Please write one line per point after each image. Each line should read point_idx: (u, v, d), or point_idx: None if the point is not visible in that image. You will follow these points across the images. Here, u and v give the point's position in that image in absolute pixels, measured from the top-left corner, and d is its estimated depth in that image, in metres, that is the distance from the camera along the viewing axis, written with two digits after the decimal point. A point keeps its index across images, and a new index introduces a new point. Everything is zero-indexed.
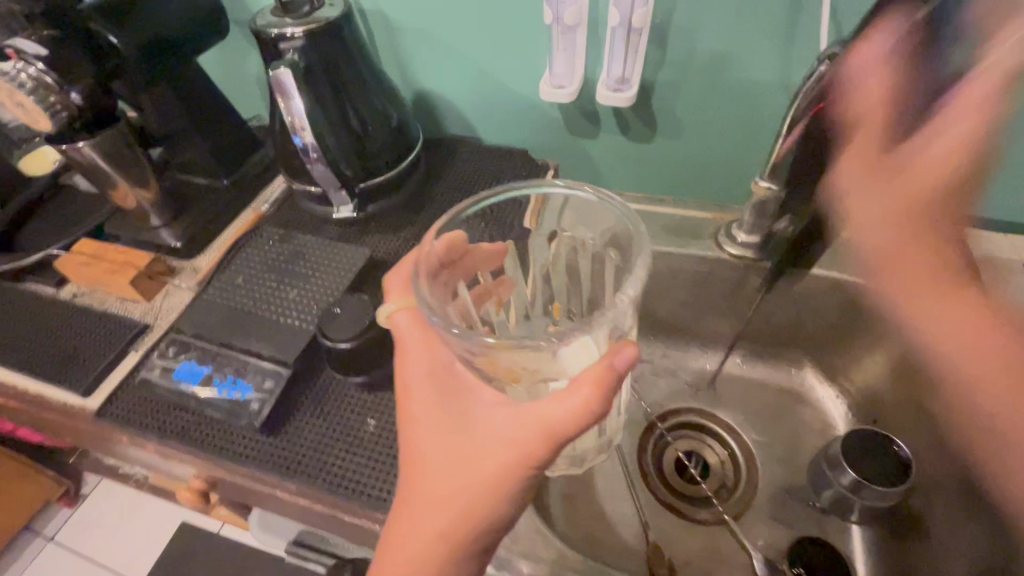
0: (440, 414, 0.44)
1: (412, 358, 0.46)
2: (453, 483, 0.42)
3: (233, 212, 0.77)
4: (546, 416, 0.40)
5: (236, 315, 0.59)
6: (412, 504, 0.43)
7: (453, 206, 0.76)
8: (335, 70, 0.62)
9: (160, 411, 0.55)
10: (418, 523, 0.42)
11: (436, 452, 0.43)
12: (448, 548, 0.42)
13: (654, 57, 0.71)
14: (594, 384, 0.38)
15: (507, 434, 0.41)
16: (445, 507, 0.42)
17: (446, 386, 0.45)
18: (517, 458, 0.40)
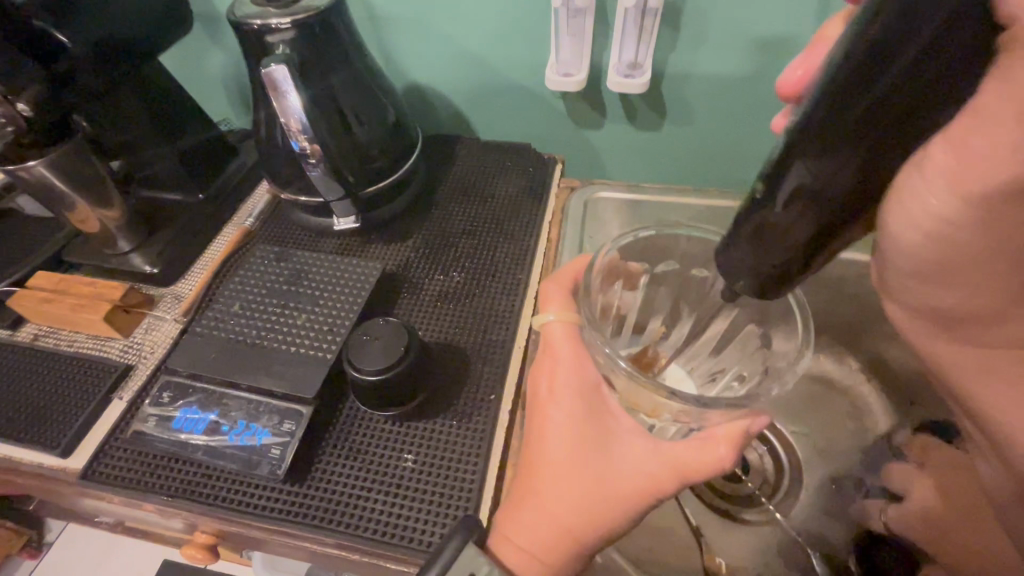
0: (580, 425, 0.44)
1: (563, 369, 0.46)
2: (572, 504, 0.42)
3: (213, 229, 0.69)
4: (683, 461, 0.41)
5: (237, 349, 0.52)
6: (533, 503, 0.43)
7: (460, 207, 0.70)
8: (330, 66, 0.55)
9: (160, 465, 0.48)
10: (517, 534, 0.42)
11: (564, 469, 0.43)
12: (541, 569, 0.41)
13: (666, 40, 0.67)
14: (732, 444, 0.40)
15: (647, 467, 0.42)
16: (554, 525, 0.41)
17: (591, 405, 0.45)
18: (644, 493, 0.41)
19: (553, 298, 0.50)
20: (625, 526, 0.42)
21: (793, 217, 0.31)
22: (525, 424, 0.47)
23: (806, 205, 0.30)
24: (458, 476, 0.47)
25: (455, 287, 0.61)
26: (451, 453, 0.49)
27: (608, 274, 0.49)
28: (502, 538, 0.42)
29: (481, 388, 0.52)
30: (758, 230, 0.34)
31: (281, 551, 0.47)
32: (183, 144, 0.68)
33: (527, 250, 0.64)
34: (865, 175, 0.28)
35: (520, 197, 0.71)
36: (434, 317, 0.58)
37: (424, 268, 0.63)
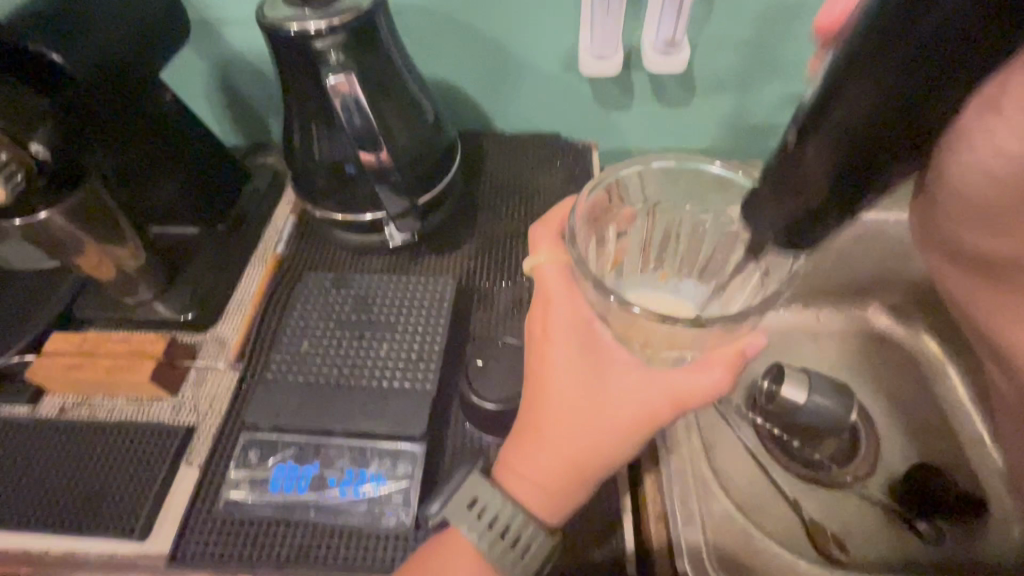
0: (579, 361, 0.41)
1: (554, 303, 0.43)
2: (575, 438, 0.40)
3: (241, 261, 0.62)
4: (679, 388, 0.39)
5: (322, 390, 0.47)
6: (537, 441, 0.40)
7: (507, 207, 0.67)
8: (378, 68, 0.50)
9: (260, 534, 0.43)
10: (523, 468, 0.40)
11: (571, 406, 0.40)
12: (552, 501, 0.40)
13: (699, 14, 0.66)
14: (727, 366, 0.38)
15: (644, 396, 0.39)
16: (559, 458, 0.40)
17: (586, 338, 0.42)
18: (646, 424, 0.39)
19: (543, 238, 0.46)
20: (630, 454, 0.41)
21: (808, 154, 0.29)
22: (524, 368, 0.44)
23: (838, 138, 0.27)
24: None
25: (527, 293, 0.58)
26: None
27: (596, 214, 0.47)
28: (509, 475, 0.41)
29: None
30: (788, 163, 0.30)
31: None
32: (195, 171, 0.61)
33: None
34: (920, 100, 0.24)
35: (566, 192, 0.68)
36: (515, 327, 0.55)
37: (487, 273, 0.60)
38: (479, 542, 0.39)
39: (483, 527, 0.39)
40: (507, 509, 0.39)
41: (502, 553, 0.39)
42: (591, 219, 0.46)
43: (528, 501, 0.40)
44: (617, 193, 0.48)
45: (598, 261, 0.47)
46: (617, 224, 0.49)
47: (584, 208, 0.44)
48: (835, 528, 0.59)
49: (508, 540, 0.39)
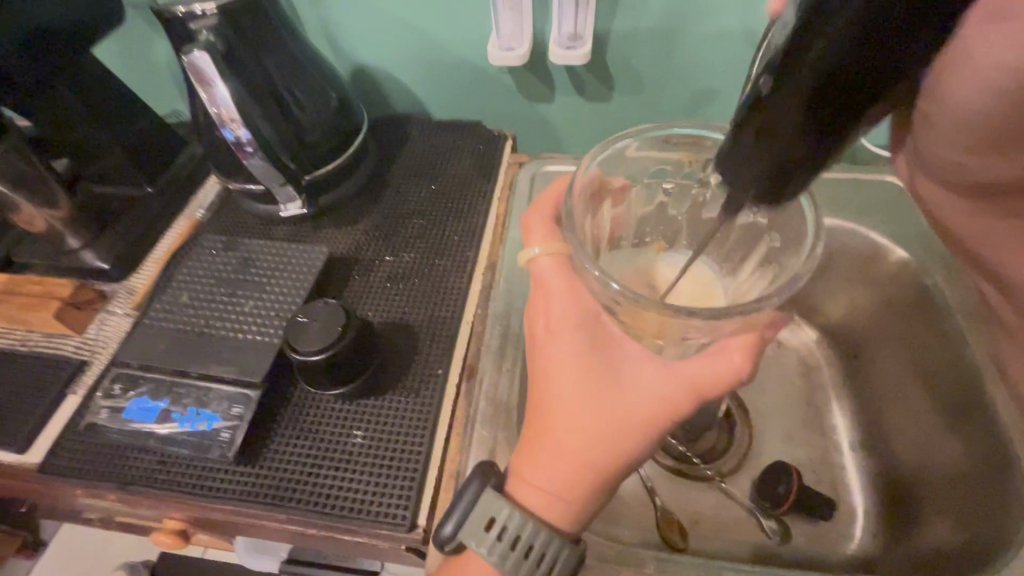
0: (588, 358, 0.42)
1: (557, 299, 0.44)
2: (590, 438, 0.41)
3: (166, 222, 0.69)
4: (697, 379, 0.40)
5: (188, 338, 0.53)
6: (550, 440, 0.42)
7: (412, 188, 0.70)
8: (262, 49, 0.55)
9: (115, 455, 0.49)
10: (539, 479, 0.41)
11: (580, 403, 0.41)
12: (569, 509, 0.41)
13: (605, 9, 0.67)
14: (745, 351, 0.39)
15: (657, 390, 0.41)
16: (576, 464, 0.41)
17: (595, 334, 0.43)
18: (662, 415, 0.40)
19: (537, 230, 0.47)
20: (645, 453, 0.42)
21: (761, 115, 0.29)
22: (528, 366, 0.45)
23: (783, 95, 0.27)
24: (404, 450, 0.48)
25: (405, 268, 0.61)
26: (402, 426, 0.50)
27: (591, 192, 0.47)
28: (523, 486, 0.42)
29: (429, 363, 0.53)
30: (759, 122, 0.29)
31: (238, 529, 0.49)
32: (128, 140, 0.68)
33: (474, 227, 0.65)
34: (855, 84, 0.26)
35: (469, 177, 0.71)
36: (379, 299, 0.59)
37: (374, 248, 0.64)
38: (504, 563, 0.40)
39: (500, 544, 0.40)
40: (519, 520, 0.40)
41: (525, 567, 0.40)
42: (587, 198, 0.47)
43: (542, 509, 0.41)
44: (610, 167, 0.48)
45: (594, 247, 0.47)
46: (612, 199, 0.50)
47: (581, 187, 0.45)
48: (684, 517, 0.59)
49: (528, 553, 0.40)
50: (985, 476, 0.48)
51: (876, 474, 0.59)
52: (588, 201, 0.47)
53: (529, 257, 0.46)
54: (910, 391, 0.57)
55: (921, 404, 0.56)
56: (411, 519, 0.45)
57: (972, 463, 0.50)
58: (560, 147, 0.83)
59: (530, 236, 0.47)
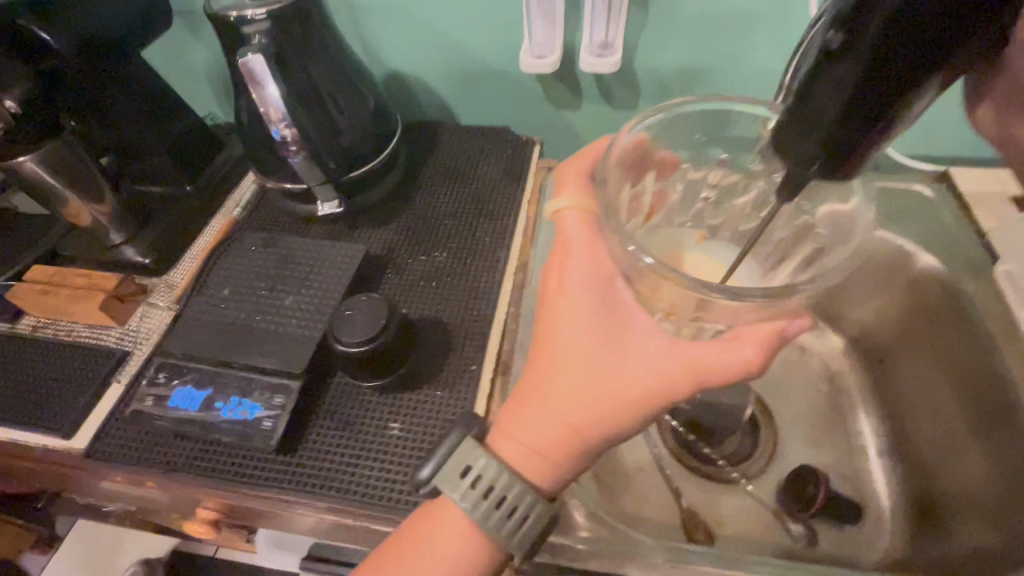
0: (593, 318, 0.41)
1: (575, 255, 0.44)
2: (580, 400, 0.40)
3: (203, 219, 0.71)
4: (699, 364, 0.38)
5: (230, 330, 0.54)
6: (540, 395, 0.42)
7: (443, 190, 0.72)
8: (308, 53, 0.57)
9: (158, 442, 0.51)
10: (523, 433, 0.42)
11: (576, 363, 0.41)
12: (545, 465, 0.42)
13: (636, 21, 0.69)
14: (760, 345, 0.37)
15: (655, 366, 0.39)
16: (558, 423, 0.41)
17: (606, 298, 0.42)
18: (657, 393, 0.39)
19: (570, 183, 0.47)
20: (634, 428, 0.41)
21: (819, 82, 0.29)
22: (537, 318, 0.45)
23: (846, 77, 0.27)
24: (439, 443, 0.50)
25: (437, 267, 0.63)
26: (439, 419, 0.51)
27: (635, 157, 0.48)
28: (504, 438, 0.43)
29: (463, 359, 0.54)
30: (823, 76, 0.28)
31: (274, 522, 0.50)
32: (170, 139, 0.71)
33: (505, 228, 0.66)
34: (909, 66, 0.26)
35: (499, 180, 0.72)
36: (413, 296, 0.60)
37: (407, 248, 0.65)
38: (473, 511, 0.41)
39: (471, 492, 0.42)
40: (496, 474, 0.42)
41: (493, 519, 0.41)
42: (631, 160, 0.48)
43: (520, 465, 0.42)
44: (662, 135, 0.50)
45: (628, 211, 0.48)
46: (657, 170, 0.51)
47: (620, 150, 0.46)
48: (709, 518, 0.60)
49: (499, 507, 0.41)
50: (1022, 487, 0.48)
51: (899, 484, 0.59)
52: (627, 167, 0.48)
53: (553, 208, 0.46)
54: (934, 402, 0.57)
55: (951, 411, 0.55)
56: None
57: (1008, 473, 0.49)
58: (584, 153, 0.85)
59: (561, 189, 0.47)
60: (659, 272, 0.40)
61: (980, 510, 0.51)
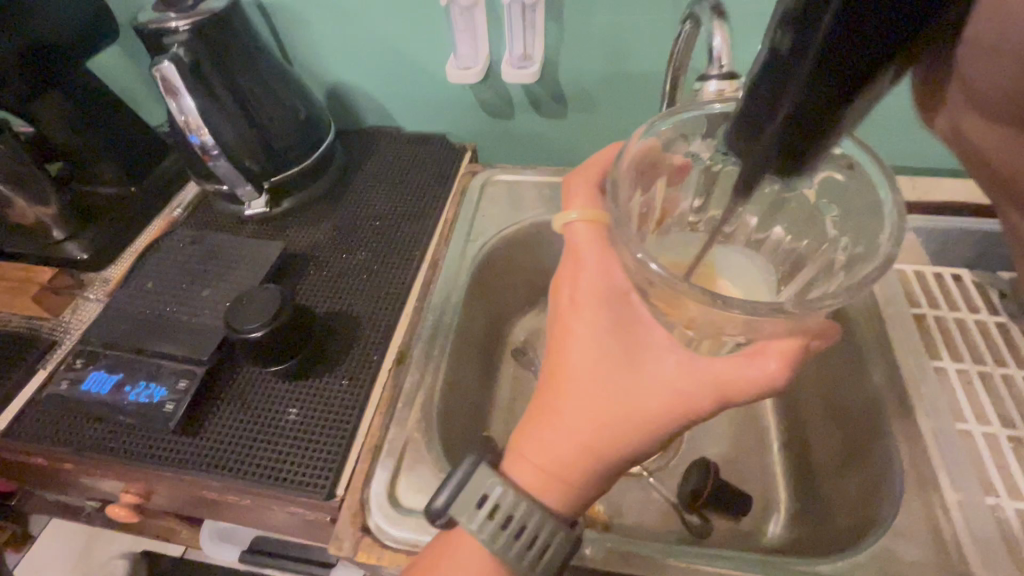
0: (610, 337, 0.40)
1: (586, 271, 0.43)
2: (595, 422, 0.38)
3: (145, 219, 0.75)
4: (723, 378, 0.36)
5: (147, 320, 0.58)
6: (553, 415, 0.40)
7: (373, 193, 0.75)
8: (226, 62, 0.61)
9: (70, 423, 0.54)
10: (536, 458, 0.40)
11: (592, 383, 0.39)
12: (561, 488, 0.39)
13: (554, 34, 0.72)
14: (784, 358, 0.35)
15: (675, 382, 0.38)
16: (577, 445, 0.38)
17: (622, 314, 0.41)
18: (676, 412, 0.37)
19: (579, 194, 0.47)
20: (652, 447, 0.39)
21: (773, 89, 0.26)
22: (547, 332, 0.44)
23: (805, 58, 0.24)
24: (333, 427, 0.52)
25: (355, 264, 0.66)
26: (336, 404, 0.54)
27: (642, 166, 0.45)
28: (519, 463, 0.40)
29: (365, 350, 0.57)
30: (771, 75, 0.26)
31: (182, 498, 0.53)
32: (115, 144, 0.74)
33: (424, 230, 0.69)
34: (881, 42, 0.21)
35: (427, 184, 0.75)
36: (327, 290, 0.63)
37: (331, 247, 0.68)
38: (492, 541, 0.38)
39: (490, 522, 0.39)
40: (512, 500, 0.39)
41: (515, 550, 0.38)
42: (637, 169, 0.45)
43: (538, 491, 0.39)
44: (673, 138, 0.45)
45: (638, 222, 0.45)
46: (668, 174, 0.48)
47: (631, 157, 0.43)
48: (607, 508, 0.60)
49: (520, 537, 0.38)
50: (868, 468, 0.48)
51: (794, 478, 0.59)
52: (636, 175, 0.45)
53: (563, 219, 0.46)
54: (806, 396, 0.59)
55: (823, 406, 0.56)
56: (328, 489, 0.48)
57: (861, 458, 0.49)
58: (521, 160, 0.87)
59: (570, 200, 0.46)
60: (672, 286, 0.37)
61: (843, 495, 0.50)
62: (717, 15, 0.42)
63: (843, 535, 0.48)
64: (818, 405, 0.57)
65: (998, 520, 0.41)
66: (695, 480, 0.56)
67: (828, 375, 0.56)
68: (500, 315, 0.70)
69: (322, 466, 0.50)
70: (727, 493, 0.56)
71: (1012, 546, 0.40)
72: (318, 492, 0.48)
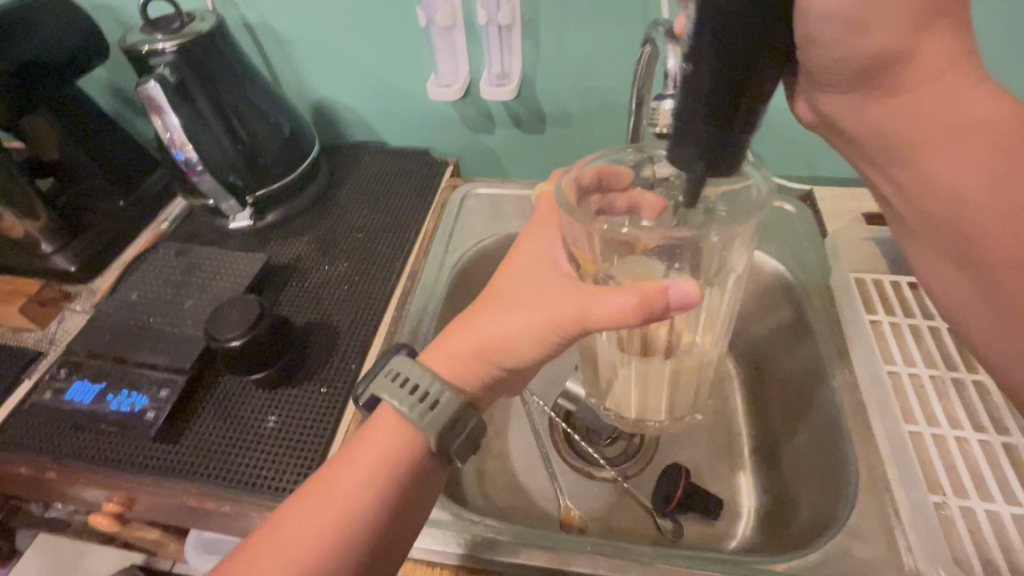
0: (535, 265, 0.46)
1: (534, 225, 0.49)
2: (496, 321, 0.43)
3: (133, 233, 0.77)
4: (588, 305, 0.38)
5: (131, 330, 0.59)
6: (474, 312, 0.46)
7: (355, 206, 0.77)
8: (210, 80, 0.63)
9: (53, 431, 0.55)
10: (447, 346, 0.45)
11: (507, 292, 0.45)
12: (456, 373, 0.44)
13: (530, 53, 0.74)
14: (640, 296, 0.36)
15: (560, 298, 0.41)
16: (478, 340, 0.44)
17: (543, 253, 0.47)
18: (551, 325, 0.41)
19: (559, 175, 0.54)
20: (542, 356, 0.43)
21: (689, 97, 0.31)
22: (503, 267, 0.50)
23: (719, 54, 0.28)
24: (310, 434, 0.53)
25: (336, 276, 0.68)
26: (313, 412, 0.55)
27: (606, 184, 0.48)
28: (434, 354, 0.46)
29: (344, 358, 0.59)
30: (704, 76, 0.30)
31: (157, 508, 0.54)
32: (104, 159, 0.76)
33: (405, 242, 0.71)
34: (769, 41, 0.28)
35: (409, 198, 0.77)
36: (308, 301, 0.65)
37: (313, 259, 0.70)
38: (399, 406, 0.43)
39: (401, 392, 0.43)
40: (423, 377, 0.43)
41: (420, 415, 0.42)
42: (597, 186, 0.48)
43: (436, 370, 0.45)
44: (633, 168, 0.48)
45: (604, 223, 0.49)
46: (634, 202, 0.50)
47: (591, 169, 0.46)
48: (582, 513, 0.61)
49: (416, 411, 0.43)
50: (828, 471, 0.50)
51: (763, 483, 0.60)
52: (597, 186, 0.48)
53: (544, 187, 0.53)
54: (776, 401, 0.61)
55: (789, 412, 0.58)
56: None
57: (822, 462, 0.51)
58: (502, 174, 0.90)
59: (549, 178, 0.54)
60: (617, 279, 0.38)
61: (806, 496, 0.52)
62: (671, 39, 0.45)
63: (803, 535, 0.49)
64: (784, 411, 0.59)
65: (941, 517, 0.42)
66: (665, 484, 0.58)
67: (794, 380, 0.58)
68: None
69: (299, 471, 0.51)
70: (699, 498, 0.57)
71: (957, 547, 0.40)
72: (293, 496, 0.50)
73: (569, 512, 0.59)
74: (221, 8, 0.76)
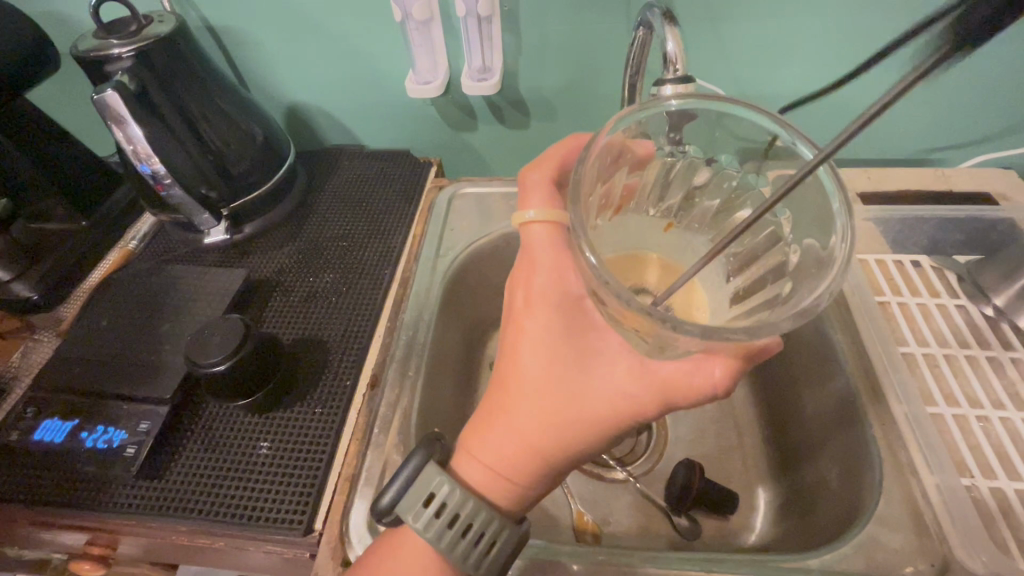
0: (558, 337, 0.40)
1: (539, 273, 0.42)
2: (542, 421, 0.39)
3: (98, 255, 0.72)
4: (668, 383, 0.36)
5: (105, 360, 0.55)
6: (505, 406, 0.40)
7: (335, 212, 0.73)
8: (168, 87, 0.58)
9: (19, 475, 0.51)
10: (486, 456, 0.40)
11: (538, 383, 0.39)
12: (507, 484, 0.40)
13: (512, 46, 0.71)
14: (728, 366, 0.35)
15: (621, 386, 0.38)
16: (522, 445, 0.39)
17: (569, 317, 0.41)
18: (618, 414, 0.38)
19: (535, 189, 0.45)
20: (597, 447, 0.40)
21: None
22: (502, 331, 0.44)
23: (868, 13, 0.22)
24: (305, 462, 0.50)
25: (322, 288, 0.64)
26: (309, 436, 0.52)
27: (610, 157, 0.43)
28: (468, 460, 0.41)
29: (340, 373, 0.56)
30: None
31: (152, 553, 0.50)
32: (62, 179, 0.71)
33: (393, 249, 0.68)
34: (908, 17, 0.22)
35: (393, 203, 0.74)
36: (294, 316, 0.61)
37: (296, 272, 0.66)
38: (438, 541, 0.38)
39: (435, 520, 0.39)
40: (465, 505, 0.39)
41: (458, 551, 0.38)
42: (604, 163, 0.43)
43: (484, 489, 0.40)
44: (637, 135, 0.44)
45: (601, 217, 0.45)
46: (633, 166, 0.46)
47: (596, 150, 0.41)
48: (594, 518, 0.58)
49: (465, 534, 0.39)
50: (851, 463, 0.48)
51: (772, 471, 0.59)
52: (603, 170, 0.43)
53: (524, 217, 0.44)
54: (786, 388, 0.59)
55: (797, 397, 0.57)
56: (306, 525, 0.46)
57: (842, 453, 0.50)
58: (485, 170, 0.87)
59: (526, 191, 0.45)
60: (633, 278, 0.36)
61: (825, 486, 0.51)
62: (667, 21, 0.43)
63: (829, 526, 0.48)
64: (793, 399, 0.58)
65: (973, 500, 0.42)
66: (685, 476, 0.55)
67: (802, 367, 0.56)
68: (473, 329, 0.69)
69: (298, 501, 0.48)
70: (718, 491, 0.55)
71: (989, 525, 0.41)
72: (294, 529, 0.46)
73: (583, 517, 0.56)
74: (180, 10, 0.71)
